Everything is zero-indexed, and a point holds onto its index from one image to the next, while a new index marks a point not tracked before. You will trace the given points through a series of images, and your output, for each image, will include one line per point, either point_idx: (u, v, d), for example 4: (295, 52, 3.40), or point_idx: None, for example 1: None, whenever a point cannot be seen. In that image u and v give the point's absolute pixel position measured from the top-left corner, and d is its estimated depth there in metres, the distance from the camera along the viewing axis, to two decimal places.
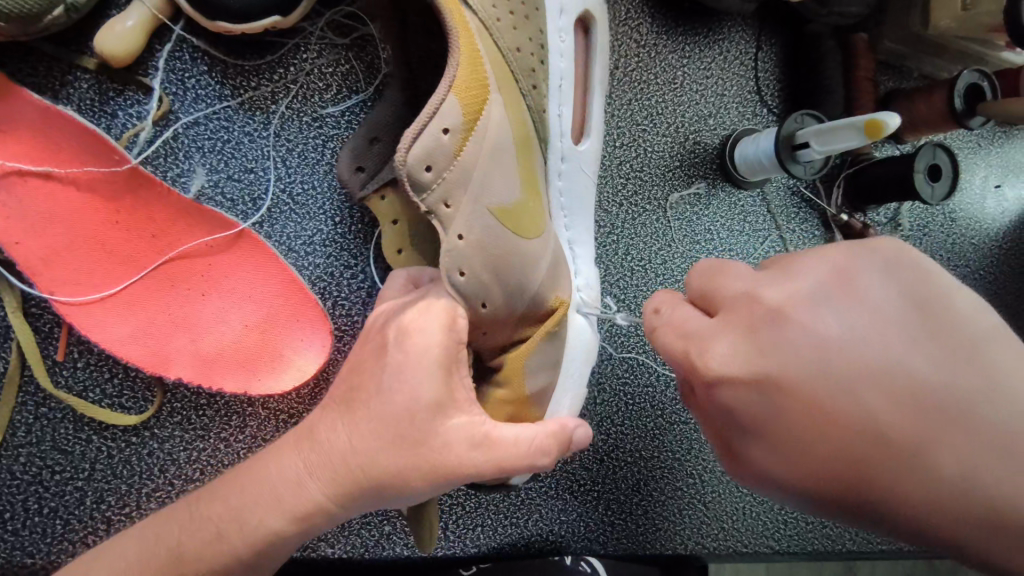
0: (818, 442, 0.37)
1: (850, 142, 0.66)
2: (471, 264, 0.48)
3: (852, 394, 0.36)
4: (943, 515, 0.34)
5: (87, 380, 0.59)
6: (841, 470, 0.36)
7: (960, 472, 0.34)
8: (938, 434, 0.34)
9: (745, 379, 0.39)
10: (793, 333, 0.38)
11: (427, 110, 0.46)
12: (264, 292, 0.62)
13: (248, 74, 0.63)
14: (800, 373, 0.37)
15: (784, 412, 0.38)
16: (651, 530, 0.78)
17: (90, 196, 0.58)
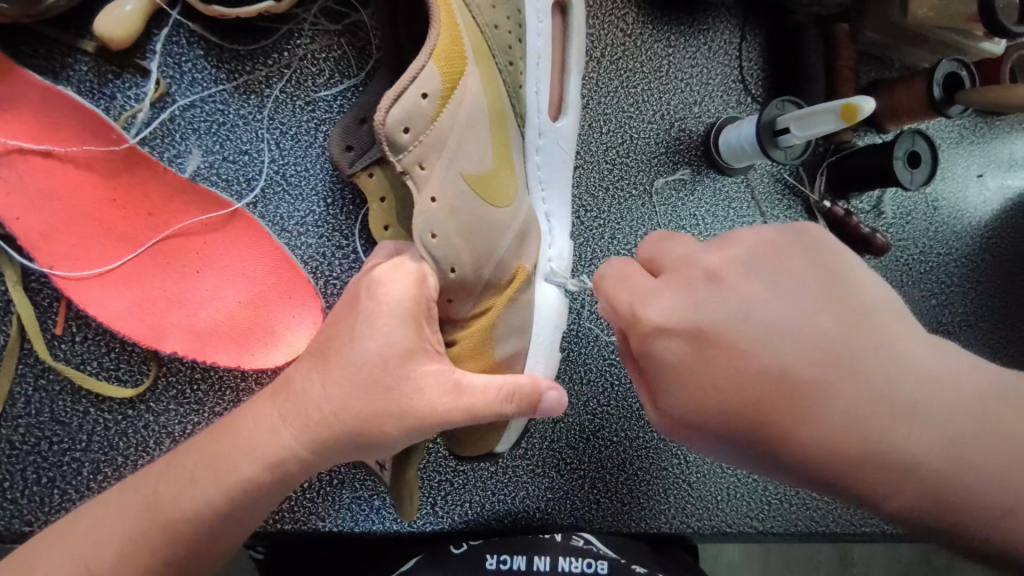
0: (734, 387, 0.39)
1: (828, 126, 0.68)
2: (442, 225, 0.51)
3: (768, 345, 0.39)
4: (836, 458, 0.36)
5: (85, 353, 0.61)
6: (754, 415, 0.39)
7: (853, 419, 0.36)
8: (836, 385, 0.37)
9: (678, 329, 0.42)
10: (724, 291, 0.41)
11: (408, 76, 0.50)
12: (258, 269, 0.64)
13: (243, 59, 0.65)
14: (725, 325, 0.40)
15: (707, 361, 0.40)
16: (637, 509, 0.80)
17: (88, 174, 0.60)
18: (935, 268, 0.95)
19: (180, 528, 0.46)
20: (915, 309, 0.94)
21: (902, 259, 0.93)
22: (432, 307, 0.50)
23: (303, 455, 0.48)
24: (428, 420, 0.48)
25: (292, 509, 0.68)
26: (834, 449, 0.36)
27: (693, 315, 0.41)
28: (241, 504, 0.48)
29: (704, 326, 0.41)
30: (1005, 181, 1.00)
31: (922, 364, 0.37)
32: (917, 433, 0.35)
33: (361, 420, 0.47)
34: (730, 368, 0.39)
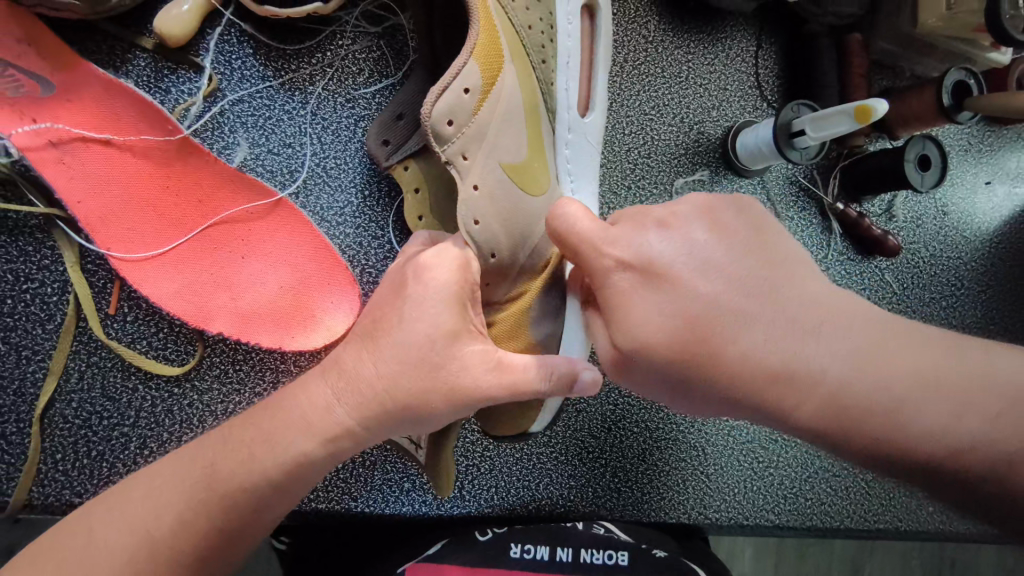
0: (676, 314, 0.43)
1: (842, 127, 0.72)
2: (483, 214, 0.55)
3: (707, 282, 0.44)
4: (756, 372, 0.42)
5: (136, 333, 0.64)
6: (690, 337, 0.43)
7: (767, 342, 0.42)
8: (756, 315, 0.43)
9: (634, 264, 0.45)
10: (670, 236, 0.45)
11: (452, 71, 0.53)
12: (299, 256, 0.67)
13: (289, 58, 0.69)
14: (672, 264, 0.44)
15: (655, 292, 0.44)
16: (655, 500, 0.82)
17: (145, 162, 0.63)
18: (945, 271, 0.98)
19: (239, 493, 0.49)
20: (925, 311, 0.96)
21: (913, 261, 0.96)
22: (475, 291, 0.53)
23: (355, 429, 0.50)
24: (471, 396, 0.50)
25: (326, 488, 0.70)
26: (756, 366, 0.42)
27: (649, 254, 0.45)
28: (295, 472, 0.50)
29: (654, 261, 0.44)
30: (1012, 189, 1.03)
31: (823, 299, 0.44)
32: (824, 351, 0.41)
33: (410, 395, 0.50)
34: (675, 300, 0.44)
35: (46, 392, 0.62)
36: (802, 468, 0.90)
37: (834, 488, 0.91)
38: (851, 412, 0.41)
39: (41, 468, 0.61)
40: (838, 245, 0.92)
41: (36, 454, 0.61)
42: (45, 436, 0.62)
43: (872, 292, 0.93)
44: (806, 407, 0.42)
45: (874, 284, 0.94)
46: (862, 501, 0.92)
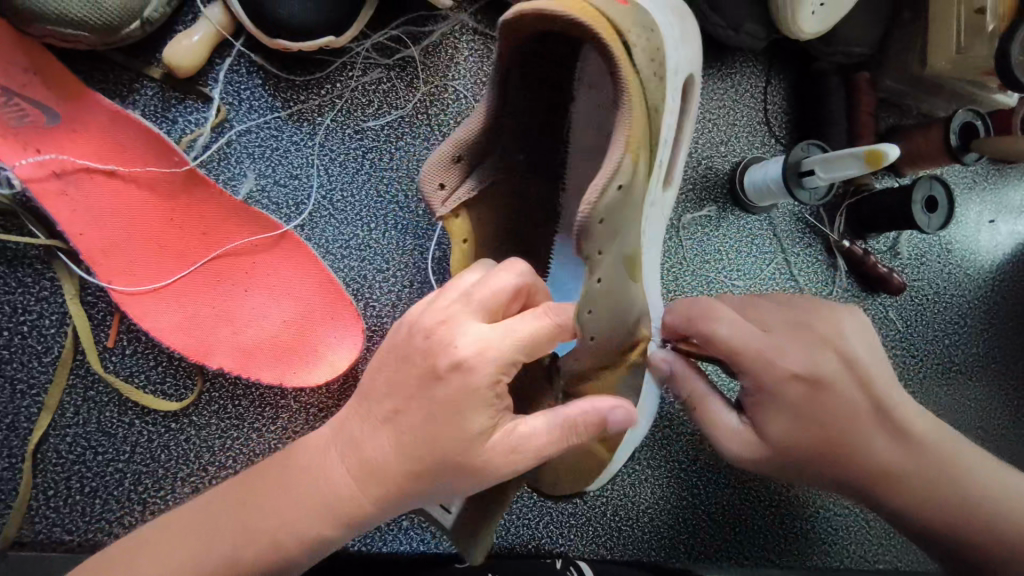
0: (830, 421, 0.55)
1: (850, 170, 0.72)
2: (597, 306, 0.51)
3: (863, 393, 0.56)
4: (851, 469, 0.57)
5: (135, 366, 0.63)
6: (829, 440, 0.55)
7: (878, 453, 0.56)
8: (880, 428, 0.56)
9: (803, 376, 0.54)
10: (794, 348, 0.55)
11: (611, 166, 0.47)
12: (302, 290, 0.66)
13: (298, 89, 0.68)
14: (812, 378, 0.55)
15: (805, 402, 0.55)
16: (656, 538, 0.81)
17: (150, 193, 0.62)
18: (948, 308, 0.98)
19: (230, 553, 0.46)
20: (928, 348, 0.96)
21: (916, 299, 0.96)
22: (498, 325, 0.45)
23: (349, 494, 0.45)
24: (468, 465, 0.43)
25: None
26: (875, 468, 0.56)
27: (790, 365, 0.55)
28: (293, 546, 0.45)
29: (803, 373, 0.54)
30: (1016, 228, 1.02)
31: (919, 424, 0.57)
32: (901, 454, 0.57)
33: None
34: (817, 406, 0.55)
35: (40, 427, 0.61)
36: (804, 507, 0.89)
37: (835, 527, 0.90)
38: (878, 493, 0.57)
39: (32, 505, 0.60)
40: (843, 282, 0.91)
41: (28, 490, 0.60)
42: (38, 471, 0.61)
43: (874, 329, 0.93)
44: (878, 485, 0.57)
45: (878, 321, 0.93)
46: (861, 540, 0.92)
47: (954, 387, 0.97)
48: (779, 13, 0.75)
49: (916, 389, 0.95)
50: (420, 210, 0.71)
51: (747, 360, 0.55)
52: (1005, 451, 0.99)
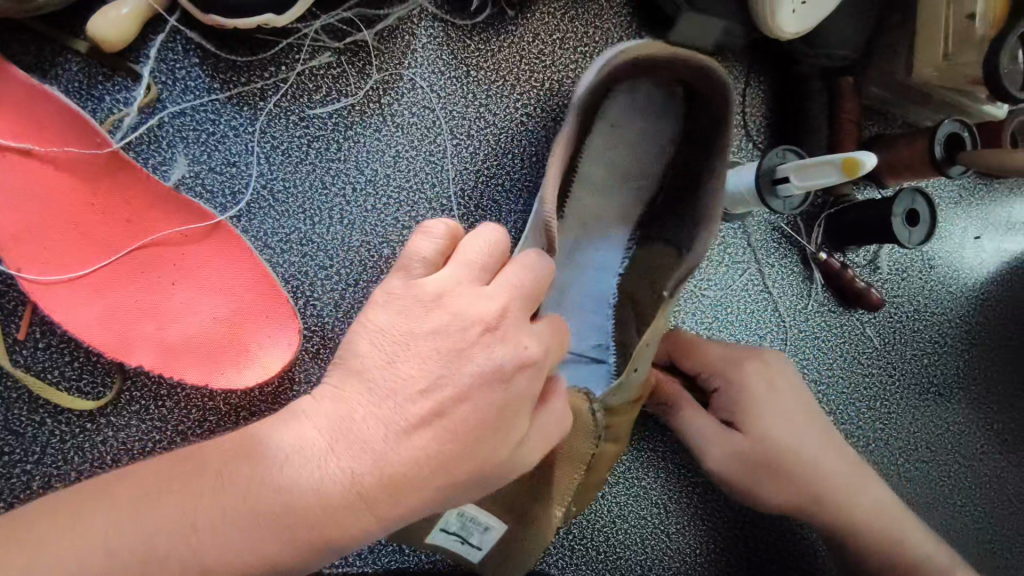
0: (797, 442, 0.65)
1: (827, 178, 0.67)
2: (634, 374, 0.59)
3: (821, 430, 0.67)
4: (807, 485, 0.65)
5: (47, 361, 0.59)
6: (791, 457, 0.64)
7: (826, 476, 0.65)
8: (830, 456, 0.66)
9: (774, 396, 0.66)
10: (769, 378, 0.67)
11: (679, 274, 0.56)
12: (236, 285, 0.61)
13: (239, 70, 0.64)
14: (781, 404, 0.66)
15: (781, 422, 0.65)
16: (612, 559, 0.76)
17: (69, 176, 0.58)
18: (928, 327, 0.94)
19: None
20: (906, 368, 0.92)
21: (895, 316, 0.92)
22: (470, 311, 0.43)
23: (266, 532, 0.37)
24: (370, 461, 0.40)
25: None
26: (826, 487, 0.65)
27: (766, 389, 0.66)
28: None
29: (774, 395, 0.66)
30: (1002, 245, 0.99)
31: (853, 465, 0.67)
32: (841, 481, 0.66)
33: None
34: (784, 428, 0.65)
35: None
36: (778, 533, 0.82)
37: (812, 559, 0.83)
38: (821, 513, 0.65)
39: None
40: (819, 296, 0.88)
41: None
42: None
43: (851, 345, 0.89)
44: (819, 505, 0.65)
45: (854, 338, 0.90)
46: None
47: (932, 410, 0.93)
48: (757, 10, 0.71)
49: (892, 410, 0.91)
50: (368, 204, 0.67)
51: (721, 366, 0.67)
52: (987, 479, 0.94)
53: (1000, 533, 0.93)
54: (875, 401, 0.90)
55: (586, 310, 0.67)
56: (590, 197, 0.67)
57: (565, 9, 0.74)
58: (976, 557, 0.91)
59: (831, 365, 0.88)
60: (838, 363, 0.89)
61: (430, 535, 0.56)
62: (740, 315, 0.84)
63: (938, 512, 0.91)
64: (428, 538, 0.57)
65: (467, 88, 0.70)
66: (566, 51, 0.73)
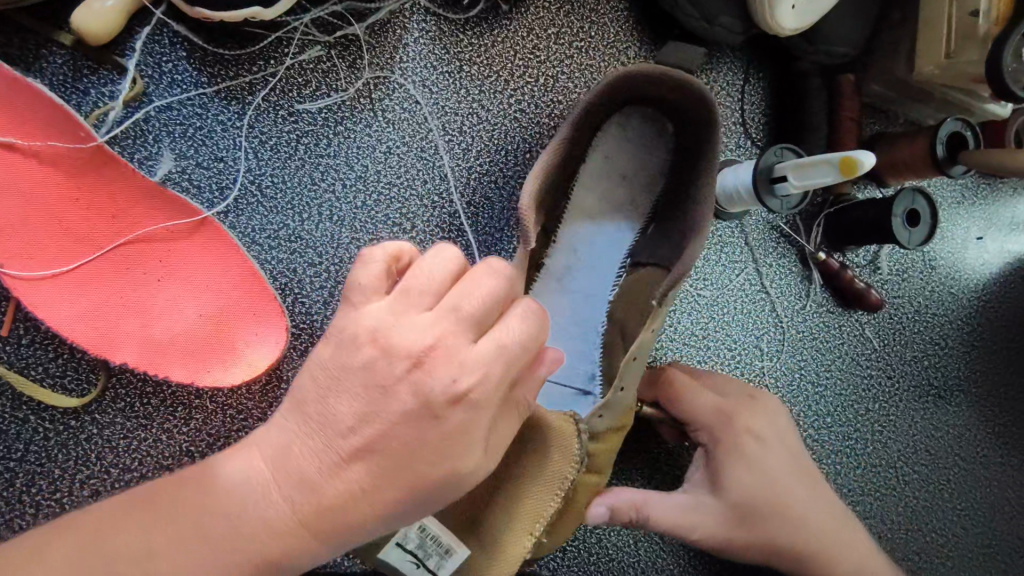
0: (781, 486, 0.65)
1: (824, 177, 0.66)
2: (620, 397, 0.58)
3: (802, 472, 0.68)
4: (787, 531, 0.65)
5: (31, 358, 0.58)
6: (774, 501, 0.65)
7: (807, 521, 0.66)
8: (811, 499, 0.67)
9: (757, 437, 0.67)
10: (754, 420, 0.68)
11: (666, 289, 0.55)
12: (222, 282, 0.61)
13: (227, 64, 0.63)
14: (765, 445, 0.67)
15: (765, 466, 0.65)
16: (604, 561, 0.75)
17: (53, 170, 0.58)
18: (929, 329, 0.92)
19: None
20: (905, 370, 0.91)
21: (894, 318, 0.91)
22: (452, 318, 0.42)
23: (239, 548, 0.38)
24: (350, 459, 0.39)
25: None
26: (806, 533, 0.65)
27: (751, 429, 0.67)
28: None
29: (759, 437, 0.67)
30: (1005, 246, 0.97)
31: (831, 508, 0.68)
32: (820, 527, 0.66)
33: None
34: (767, 471, 0.65)
35: None
36: None
37: None
38: (799, 559, 0.66)
39: None
40: (817, 296, 0.87)
41: None
42: None
43: (850, 347, 0.88)
44: (798, 551, 0.65)
45: (853, 339, 0.88)
46: None
47: (932, 414, 0.92)
48: (755, 6, 0.70)
49: (891, 412, 0.90)
50: (358, 200, 0.66)
51: (714, 407, 0.67)
52: (987, 482, 0.93)
53: (1000, 538, 0.92)
54: (873, 404, 0.89)
55: (575, 337, 0.65)
56: (583, 194, 0.66)
57: (561, 3, 0.73)
58: (975, 561, 0.90)
59: (829, 367, 0.87)
60: (836, 365, 0.87)
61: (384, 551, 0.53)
62: (737, 315, 0.83)
63: (937, 517, 0.90)
64: (382, 556, 0.53)
65: (460, 83, 0.69)
66: (561, 46, 0.72)
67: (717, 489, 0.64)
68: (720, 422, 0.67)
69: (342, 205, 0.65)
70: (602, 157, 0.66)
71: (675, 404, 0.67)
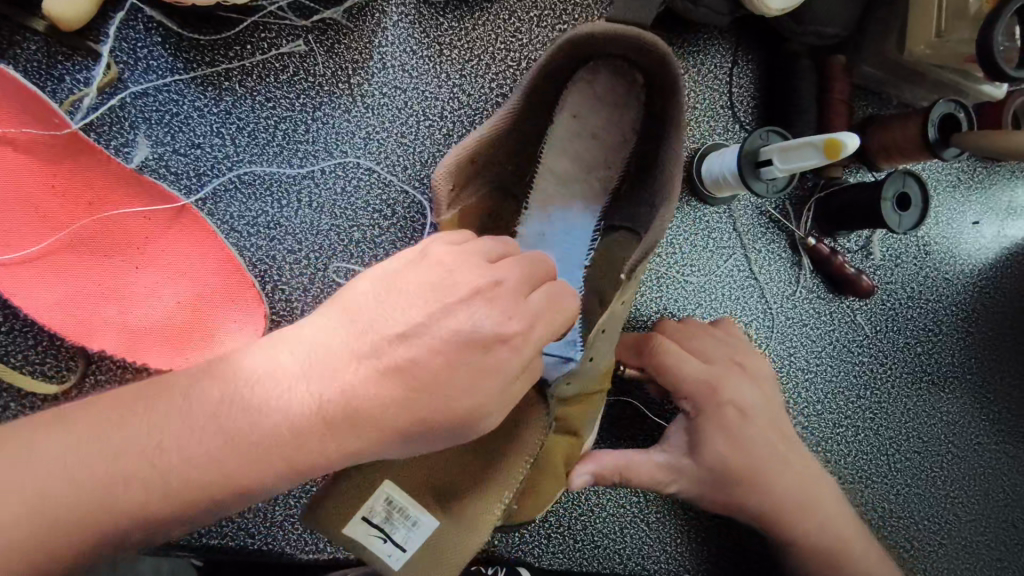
0: (764, 456, 0.67)
1: (809, 160, 0.65)
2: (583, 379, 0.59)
3: (786, 438, 0.70)
4: (772, 499, 0.67)
5: (10, 345, 0.58)
6: (755, 470, 0.66)
7: (792, 489, 0.68)
8: (795, 467, 0.69)
9: (743, 408, 0.68)
10: (741, 388, 0.69)
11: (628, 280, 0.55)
12: (201, 270, 0.61)
13: (203, 49, 0.63)
14: (751, 414, 0.68)
15: (750, 437, 0.67)
16: (589, 547, 0.75)
17: (27, 158, 0.58)
18: (922, 315, 0.91)
19: None
20: (898, 356, 0.90)
21: (888, 302, 0.90)
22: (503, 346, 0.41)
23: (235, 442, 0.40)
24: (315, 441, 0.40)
25: (222, 524, 0.63)
26: (791, 500, 0.67)
27: (737, 399, 0.68)
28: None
29: (745, 408, 0.68)
30: (1002, 230, 0.95)
31: (815, 474, 0.70)
32: (805, 496, 0.68)
33: None
34: (750, 441, 0.67)
35: None
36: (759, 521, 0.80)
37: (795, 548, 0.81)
38: (784, 527, 0.68)
39: None
40: (807, 282, 0.86)
41: None
42: None
43: (842, 331, 0.87)
44: (785, 519, 0.67)
45: (843, 325, 0.87)
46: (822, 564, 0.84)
47: (926, 396, 0.91)
48: None
49: (883, 399, 0.89)
50: (337, 186, 0.65)
51: (707, 379, 0.67)
52: (980, 470, 0.92)
53: (994, 523, 0.91)
54: (864, 390, 0.88)
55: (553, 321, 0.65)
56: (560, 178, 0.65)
57: None
58: (966, 550, 0.89)
59: (820, 351, 0.86)
60: (827, 351, 0.87)
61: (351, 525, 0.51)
62: (725, 301, 0.82)
63: (931, 501, 0.89)
64: (346, 532, 0.51)
65: (440, 67, 0.68)
66: (544, 29, 0.71)
67: (695, 451, 0.66)
68: (707, 395, 0.67)
69: (323, 192, 0.65)
70: (571, 116, 0.64)
71: (661, 373, 0.67)
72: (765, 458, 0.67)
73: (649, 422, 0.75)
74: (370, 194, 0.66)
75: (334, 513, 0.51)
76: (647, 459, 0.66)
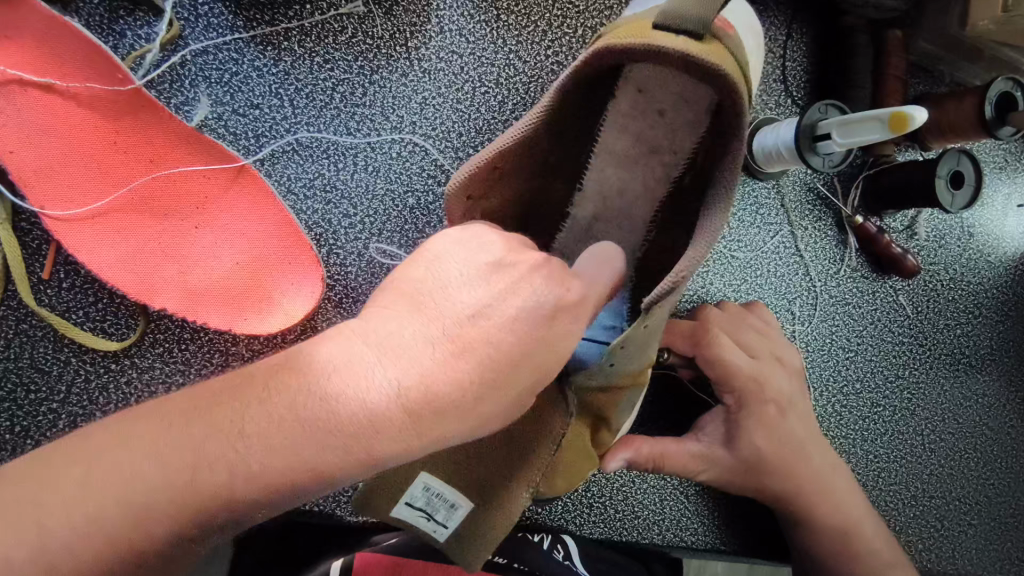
0: (793, 448, 0.67)
1: (872, 135, 0.64)
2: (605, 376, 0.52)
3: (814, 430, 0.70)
4: (797, 490, 0.67)
5: (71, 301, 0.59)
6: (784, 461, 0.67)
7: (818, 479, 0.68)
8: (821, 456, 0.69)
9: (778, 398, 0.67)
10: (780, 375, 0.69)
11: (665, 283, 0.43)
12: (258, 231, 0.60)
13: (263, 8, 0.63)
14: (783, 405, 0.68)
15: (780, 428, 0.67)
16: (629, 518, 0.76)
17: (91, 113, 0.58)
18: (963, 297, 0.91)
19: None
20: (938, 338, 0.90)
21: (929, 284, 0.89)
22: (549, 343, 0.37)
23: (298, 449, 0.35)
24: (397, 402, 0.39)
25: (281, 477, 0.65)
26: (815, 490, 0.68)
27: (773, 386, 0.68)
28: (207, 522, 0.37)
29: (780, 399, 0.68)
30: None
31: (839, 465, 0.70)
32: (831, 487, 0.69)
33: None
34: (781, 432, 0.67)
35: None
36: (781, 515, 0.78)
37: None
38: (809, 515, 0.68)
39: None
40: (851, 261, 0.85)
41: None
42: None
43: (882, 313, 0.87)
44: (810, 507, 0.68)
45: (885, 306, 0.87)
46: None
47: (962, 380, 0.90)
48: None
49: (921, 379, 0.89)
50: (393, 152, 0.65)
51: (750, 369, 0.67)
52: (1014, 453, 0.92)
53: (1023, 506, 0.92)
54: (903, 371, 0.88)
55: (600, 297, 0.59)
56: (611, 156, 0.55)
57: None
58: (995, 530, 0.90)
59: (861, 332, 0.86)
60: (868, 331, 0.86)
61: (396, 509, 0.51)
62: (770, 278, 0.82)
63: (963, 484, 0.89)
64: (393, 514, 0.52)
65: (497, 33, 0.67)
66: None
67: (730, 443, 0.67)
68: (749, 383, 0.67)
69: (379, 158, 0.64)
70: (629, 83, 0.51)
71: (709, 362, 0.67)
72: (795, 451, 0.67)
73: (692, 397, 0.75)
74: (424, 161, 0.65)
75: (379, 497, 0.52)
76: (680, 451, 0.66)
